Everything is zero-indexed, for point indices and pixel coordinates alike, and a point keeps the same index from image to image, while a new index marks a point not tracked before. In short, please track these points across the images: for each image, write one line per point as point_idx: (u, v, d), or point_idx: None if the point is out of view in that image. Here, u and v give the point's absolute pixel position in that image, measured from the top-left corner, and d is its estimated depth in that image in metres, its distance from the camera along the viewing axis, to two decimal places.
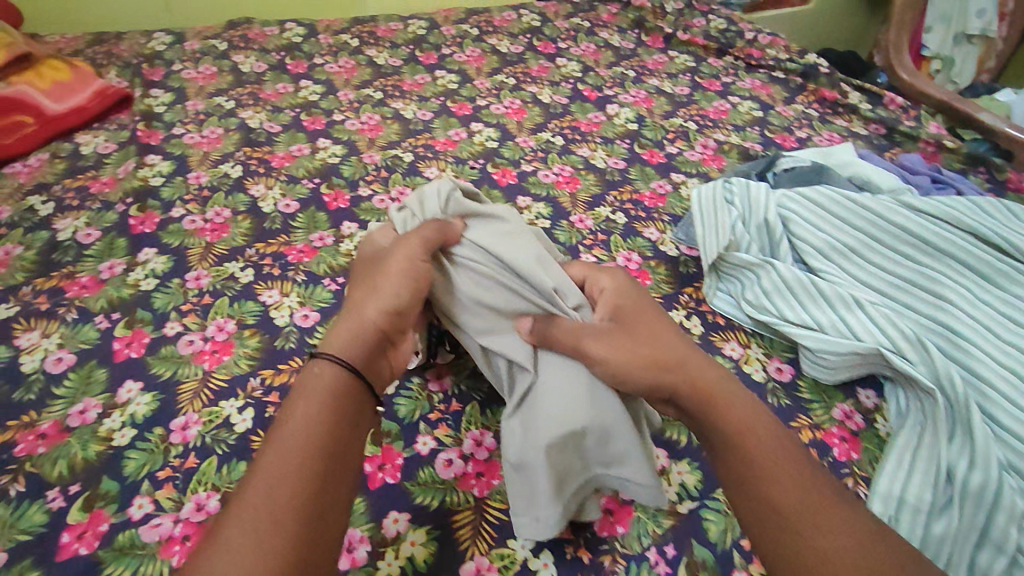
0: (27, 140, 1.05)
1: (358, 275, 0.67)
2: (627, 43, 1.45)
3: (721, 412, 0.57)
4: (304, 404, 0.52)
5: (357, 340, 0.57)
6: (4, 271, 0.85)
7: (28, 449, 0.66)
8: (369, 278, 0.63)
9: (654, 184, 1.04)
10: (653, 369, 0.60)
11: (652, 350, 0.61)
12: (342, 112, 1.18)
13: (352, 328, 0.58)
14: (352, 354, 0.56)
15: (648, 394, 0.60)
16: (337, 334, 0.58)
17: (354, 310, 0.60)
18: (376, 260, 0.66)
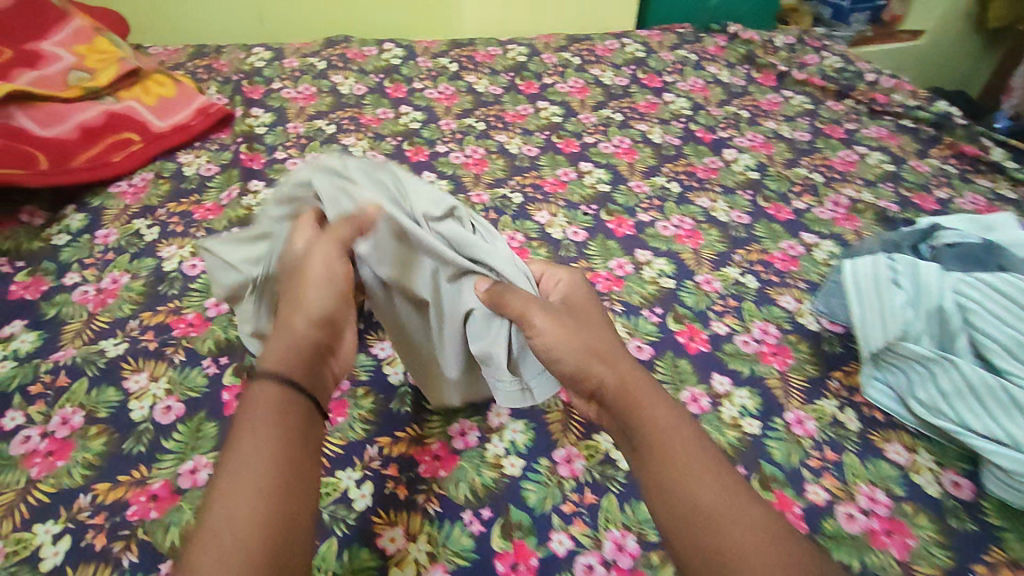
0: (132, 158, 1.03)
1: (281, 269, 0.61)
2: (737, 79, 1.36)
3: (649, 413, 0.54)
4: (249, 429, 0.48)
5: (292, 355, 0.53)
6: (111, 302, 0.83)
7: (141, 512, 0.63)
8: (292, 286, 0.58)
9: (784, 243, 0.97)
10: (592, 358, 0.58)
11: (589, 338, 0.59)
12: (445, 142, 1.12)
13: (282, 342, 0.54)
14: (288, 367, 0.52)
15: (574, 379, 0.58)
16: (274, 351, 0.54)
17: (281, 325, 0.56)
18: (296, 263, 0.60)
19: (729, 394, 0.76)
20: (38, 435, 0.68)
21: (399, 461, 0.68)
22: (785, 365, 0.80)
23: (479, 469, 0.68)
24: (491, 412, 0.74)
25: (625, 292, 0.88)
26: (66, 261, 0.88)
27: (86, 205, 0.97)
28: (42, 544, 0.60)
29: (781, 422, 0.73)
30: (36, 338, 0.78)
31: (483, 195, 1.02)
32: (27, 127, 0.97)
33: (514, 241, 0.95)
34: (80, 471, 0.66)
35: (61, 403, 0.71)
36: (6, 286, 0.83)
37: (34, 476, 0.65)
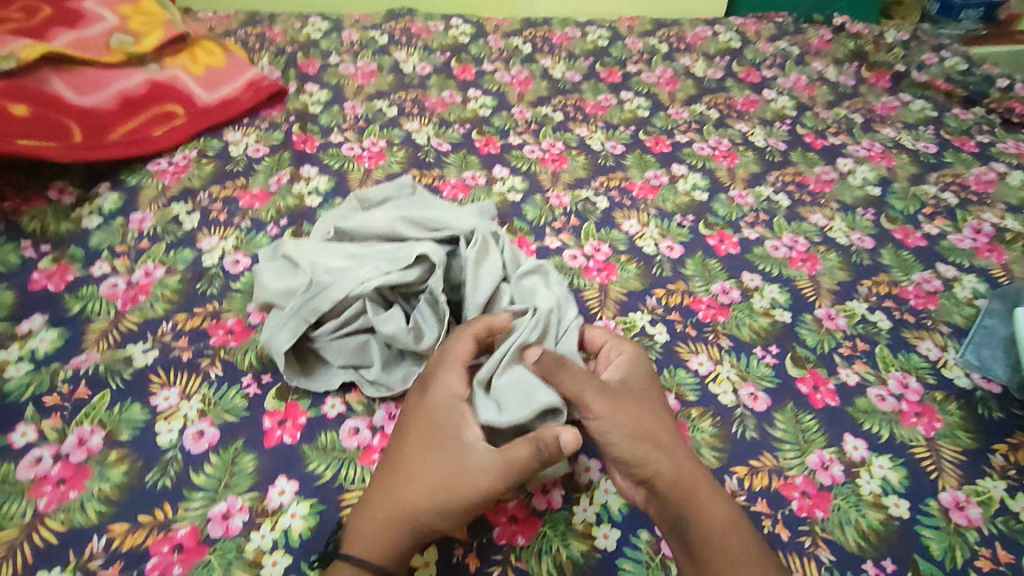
0: (175, 133, 0.92)
1: (415, 439, 0.54)
2: (846, 78, 1.20)
3: (699, 510, 0.51)
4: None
5: (390, 542, 0.50)
6: (142, 299, 0.72)
7: (162, 567, 0.53)
8: (433, 468, 0.52)
9: (917, 276, 0.82)
10: (643, 445, 0.53)
11: (640, 422, 0.54)
12: (519, 133, 1.00)
13: (393, 523, 0.51)
14: (389, 559, 0.50)
15: (623, 467, 0.53)
16: (380, 531, 0.50)
17: (395, 497, 0.51)
18: (445, 441, 0.53)
19: (866, 463, 0.63)
20: (50, 457, 0.58)
21: (469, 521, 0.56)
22: (932, 431, 0.66)
23: (566, 539, 0.56)
24: (578, 466, 0.61)
25: (733, 323, 0.75)
26: (95, 247, 0.78)
27: (121, 183, 0.86)
28: None
29: (936, 505, 0.60)
30: (56, 338, 0.68)
31: (563, 197, 0.89)
32: (62, 93, 0.87)
33: (599, 253, 0.82)
34: (95, 506, 0.56)
35: (79, 419, 0.61)
36: (27, 273, 0.74)
37: (41, 509, 0.55)
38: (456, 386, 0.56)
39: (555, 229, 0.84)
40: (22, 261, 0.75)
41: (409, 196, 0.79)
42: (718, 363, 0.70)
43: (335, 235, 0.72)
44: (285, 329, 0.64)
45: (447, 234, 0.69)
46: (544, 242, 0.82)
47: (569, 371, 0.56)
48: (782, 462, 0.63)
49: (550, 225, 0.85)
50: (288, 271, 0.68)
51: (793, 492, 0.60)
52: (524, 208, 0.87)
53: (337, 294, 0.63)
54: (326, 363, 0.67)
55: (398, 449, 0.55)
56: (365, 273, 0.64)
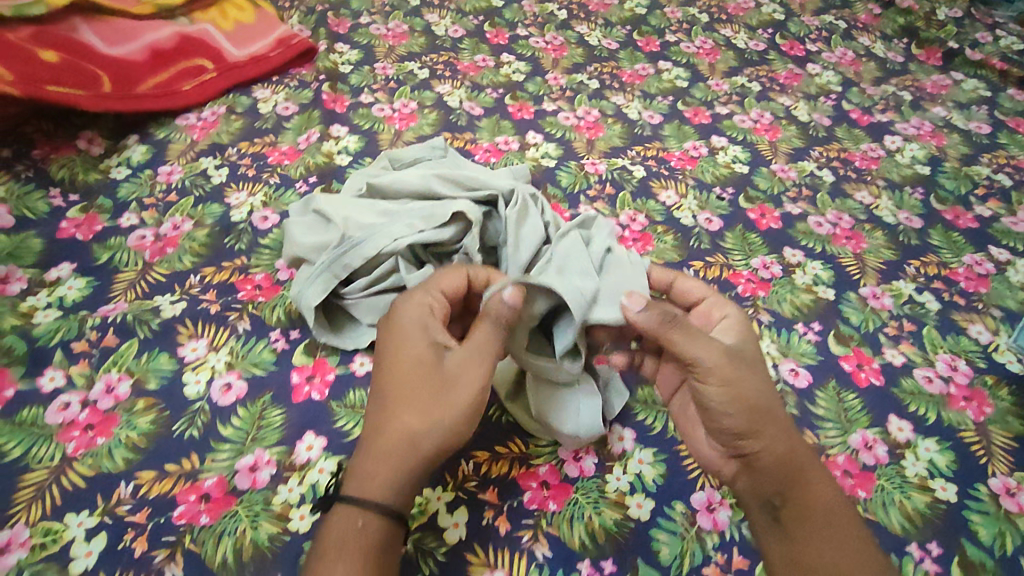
0: (204, 88, 0.91)
1: (397, 366, 0.50)
2: (895, 55, 1.15)
3: (806, 490, 0.51)
4: (344, 566, 0.42)
5: (395, 476, 0.46)
6: (170, 252, 0.71)
7: (189, 515, 0.52)
8: (423, 392, 0.48)
9: (967, 258, 0.79)
10: (757, 417, 0.51)
11: (758, 394, 0.52)
12: (553, 99, 0.97)
13: (394, 458, 0.46)
14: (396, 498, 0.46)
15: (731, 435, 0.52)
16: (379, 468, 0.46)
17: (396, 430, 0.47)
18: (432, 363, 0.49)
19: (912, 445, 0.60)
20: (78, 403, 0.58)
21: (500, 485, 0.55)
22: (981, 416, 0.63)
23: (598, 507, 0.55)
24: (612, 434, 0.59)
25: (773, 299, 0.72)
26: (124, 198, 0.77)
27: (150, 136, 0.85)
28: (73, 541, 0.50)
29: (985, 490, 0.58)
30: (84, 286, 0.67)
31: (599, 164, 0.86)
32: (92, 43, 0.86)
33: (635, 222, 0.79)
34: (122, 453, 0.55)
35: (107, 367, 0.60)
36: (55, 221, 0.73)
37: (69, 454, 0.54)
38: (425, 302, 0.52)
39: (589, 197, 0.82)
40: (51, 209, 0.74)
41: (442, 157, 0.77)
42: (758, 338, 0.68)
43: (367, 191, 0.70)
44: (315, 284, 0.62)
45: (483, 195, 0.67)
46: (579, 209, 0.80)
47: (688, 330, 0.52)
48: (824, 441, 0.60)
49: (584, 192, 0.82)
50: (319, 228, 0.67)
51: (834, 471, 0.58)
52: (558, 174, 0.84)
53: (369, 251, 0.62)
54: (355, 321, 0.65)
55: (379, 380, 0.50)
56: (398, 230, 0.63)
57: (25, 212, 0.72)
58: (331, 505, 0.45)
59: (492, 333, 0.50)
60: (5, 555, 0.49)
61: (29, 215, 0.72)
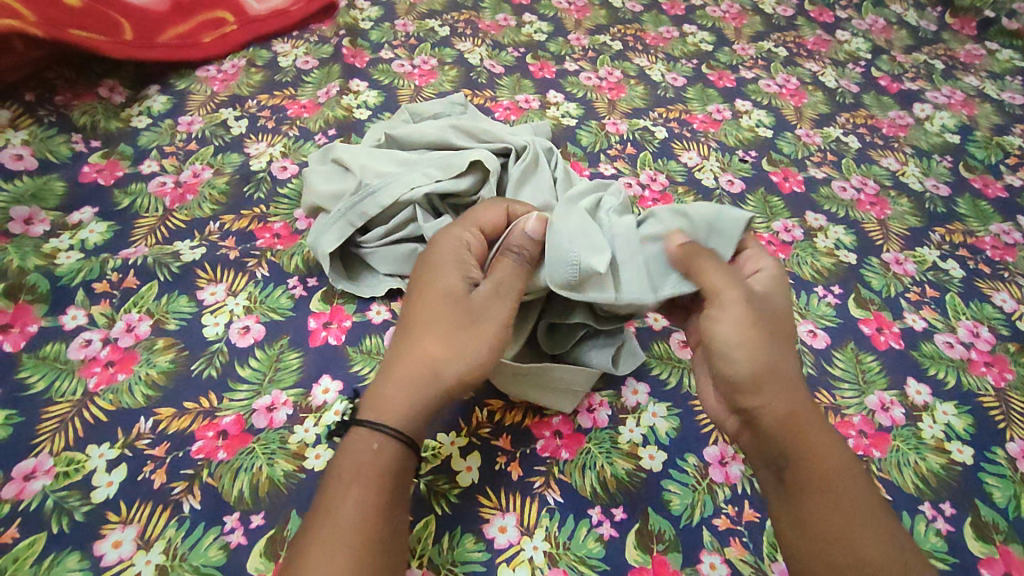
0: (225, 41, 0.90)
1: (426, 296, 0.50)
2: (927, 23, 1.12)
3: (809, 447, 0.46)
4: (358, 493, 0.42)
5: (415, 405, 0.46)
6: (190, 199, 0.72)
7: (207, 450, 0.53)
8: (445, 322, 0.48)
9: (995, 227, 0.77)
10: (764, 380, 0.47)
11: (766, 357, 0.47)
12: (575, 60, 0.95)
13: (415, 385, 0.46)
14: (415, 428, 0.46)
15: (731, 388, 0.48)
16: (401, 396, 0.46)
17: (419, 357, 0.47)
18: (457, 294, 0.49)
19: (929, 408, 0.60)
20: (99, 341, 0.59)
21: (513, 432, 0.55)
22: (1001, 381, 0.63)
23: (610, 457, 0.55)
24: (626, 388, 0.59)
25: (794, 261, 0.71)
26: (144, 146, 0.77)
27: (170, 87, 0.85)
28: (95, 471, 0.51)
29: (1003, 454, 0.57)
30: (106, 230, 0.68)
31: (620, 124, 0.85)
32: None
33: (656, 183, 0.78)
34: (142, 390, 0.56)
35: (128, 307, 0.61)
36: (78, 166, 0.73)
37: (91, 388, 0.55)
38: (460, 238, 0.52)
39: (609, 156, 0.81)
40: (73, 154, 0.74)
41: (461, 113, 0.76)
42: None
43: (385, 141, 0.69)
44: (330, 232, 0.62)
45: (500, 146, 0.66)
46: (598, 168, 0.79)
47: (707, 268, 0.50)
48: (840, 401, 0.60)
49: (604, 152, 0.81)
50: (336, 176, 0.67)
51: (849, 431, 0.58)
52: (578, 133, 0.83)
53: (385, 200, 0.61)
54: (370, 270, 0.65)
55: (406, 310, 0.50)
56: (413, 179, 0.62)
57: (48, 155, 0.73)
58: (349, 428, 0.45)
59: (516, 269, 0.50)
60: (30, 481, 0.50)
61: (53, 159, 0.73)
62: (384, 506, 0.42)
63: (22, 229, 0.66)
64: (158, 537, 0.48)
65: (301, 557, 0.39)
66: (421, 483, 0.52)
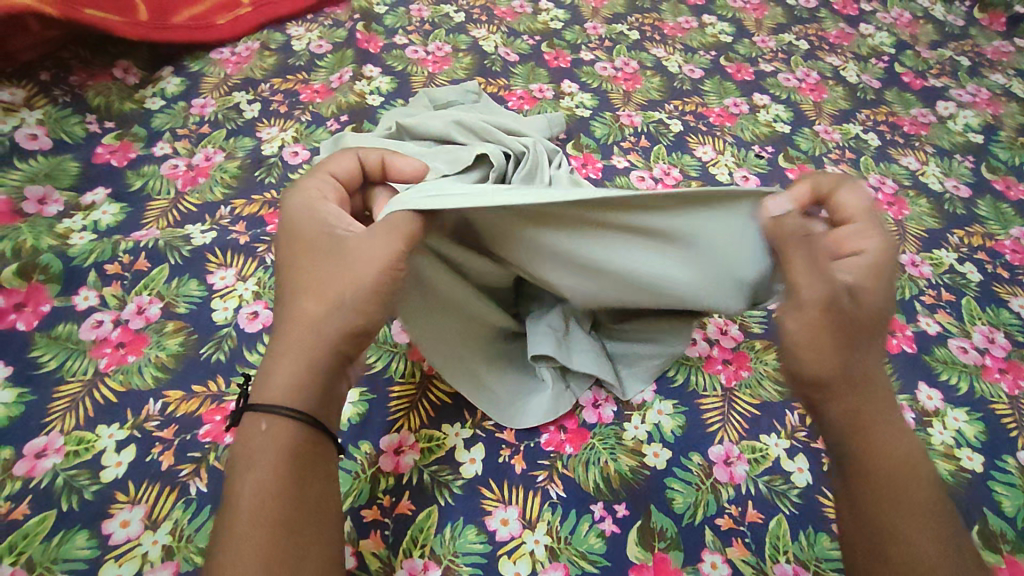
0: (239, 23, 0.90)
1: (306, 259, 0.47)
2: (954, 18, 1.09)
3: (876, 436, 0.41)
4: (256, 473, 0.40)
5: (308, 375, 0.43)
6: (202, 182, 0.72)
7: (213, 434, 0.53)
8: (328, 275, 0.45)
9: (1016, 230, 0.76)
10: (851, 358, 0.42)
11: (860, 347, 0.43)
12: (591, 49, 0.94)
13: (302, 349, 0.44)
14: (308, 389, 0.43)
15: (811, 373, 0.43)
16: (282, 365, 0.43)
17: (302, 320, 0.44)
18: (343, 246, 0.46)
19: (940, 414, 0.59)
20: (111, 322, 0.59)
21: (519, 426, 0.55)
22: (1015, 389, 0.62)
23: (614, 453, 0.55)
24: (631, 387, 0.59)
25: None
26: (158, 128, 0.77)
27: (185, 68, 0.85)
28: (104, 450, 0.51)
29: (1013, 462, 0.57)
30: (118, 212, 0.68)
31: (634, 116, 0.84)
32: None
33: (669, 177, 0.77)
34: (151, 371, 0.56)
35: (139, 289, 0.62)
36: (92, 146, 0.73)
37: (101, 369, 0.56)
38: (316, 188, 0.50)
39: (623, 149, 0.80)
40: (87, 135, 0.74)
41: (474, 103, 0.76)
42: None
43: (397, 131, 0.67)
44: None
45: (504, 147, 0.64)
46: (611, 160, 0.78)
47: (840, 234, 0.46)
48: None
49: (618, 144, 0.80)
50: None
51: None
52: (592, 124, 0.82)
53: None
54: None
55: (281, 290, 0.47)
56: None
57: (62, 136, 0.73)
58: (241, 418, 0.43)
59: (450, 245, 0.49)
60: (40, 459, 0.50)
61: (67, 139, 0.73)
62: (289, 482, 0.40)
63: (36, 209, 0.66)
64: (164, 518, 0.49)
65: (212, 555, 0.38)
66: (425, 474, 0.52)
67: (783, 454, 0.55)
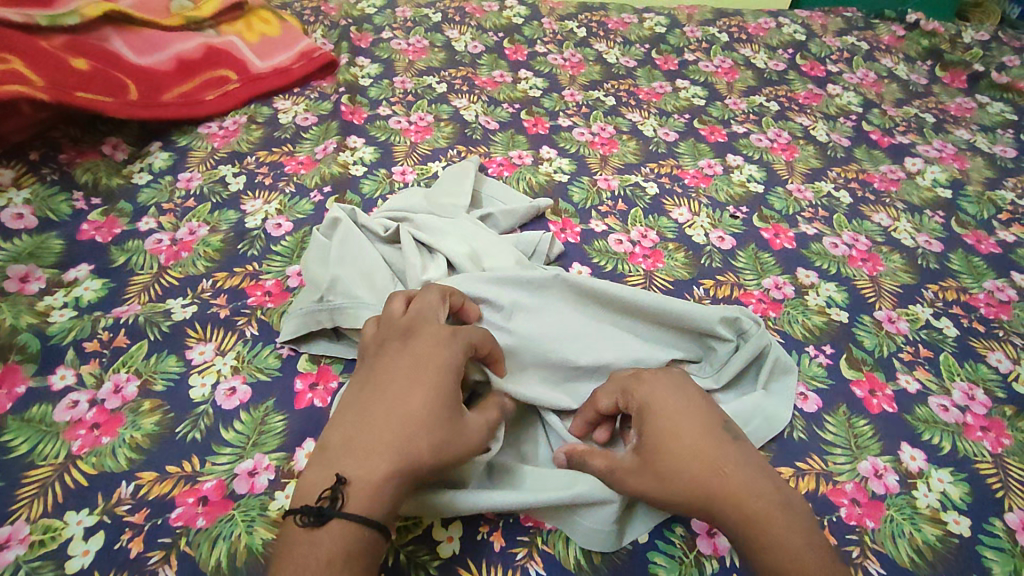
0: (227, 98, 0.93)
1: (418, 398, 0.48)
2: (918, 77, 1.14)
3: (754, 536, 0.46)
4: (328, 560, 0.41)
5: (389, 483, 0.45)
6: (184, 256, 0.73)
7: (186, 517, 0.52)
8: (442, 416, 0.48)
9: (989, 284, 0.77)
10: (683, 476, 0.48)
11: (677, 443, 0.49)
12: (569, 115, 0.97)
13: (395, 468, 0.45)
14: (383, 498, 0.44)
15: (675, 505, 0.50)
16: (381, 481, 0.45)
17: (410, 447, 0.46)
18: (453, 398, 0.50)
19: (924, 475, 0.58)
20: (87, 402, 0.59)
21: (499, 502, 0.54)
22: (999, 447, 0.61)
23: None
24: None
25: (784, 320, 0.70)
26: (143, 203, 0.79)
27: (172, 144, 0.87)
28: (71, 538, 0.50)
29: (1001, 525, 0.55)
30: (100, 288, 0.69)
31: (611, 180, 0.86)
32: (122, 53, 0.90)
33: (646, 239, 0.78)
34: (125, 452, 0.56)
35: (116, 366, 0.62)
36: (77, 223, 0.75)
37: (74, 451, 0.55)
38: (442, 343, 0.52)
39: (601, 213, 0.81)
40: (73, 212, 0.76)
41: (462, 184, 0.78)
42: None
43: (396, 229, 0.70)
44: (296, 321, 0.63)
45: None
46: (589, 225, 0.80)
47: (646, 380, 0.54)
48: (832, 467, 0.58)
49: (595, 208, 0.82)
50: (326, 251, 0.69)
51: (842, 499, 0.56)
52: (570, 189, 0.84)
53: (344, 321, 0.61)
54: (320, 334, 0.65)
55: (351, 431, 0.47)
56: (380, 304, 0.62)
57: (48, 214, 0.74)
58: (326, 520, 0.42)
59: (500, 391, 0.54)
60: (4, 550, 0.49)
61: (53, 217, 0.74)
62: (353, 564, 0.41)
63: (18, 287, 0.67)
64: None
65: None
66: (401, 554, 0.51)
67: None
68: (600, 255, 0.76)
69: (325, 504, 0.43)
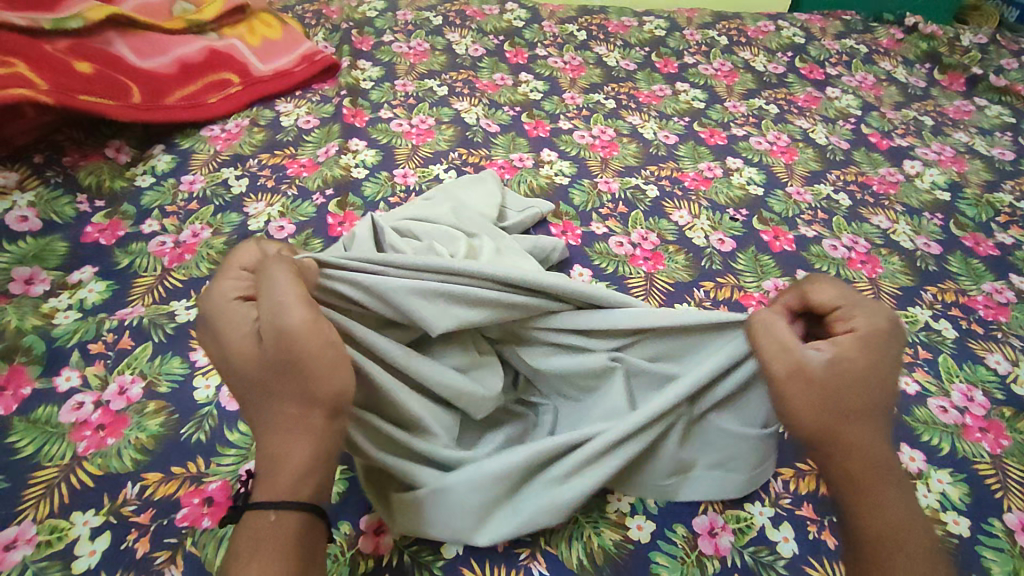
0: (230, 101, 0.94)
1: (245, 370, 0.43)
2: (916, 79, 1.15)
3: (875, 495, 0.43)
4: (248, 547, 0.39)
5: (279, 450, 0.41)
6: (188, 259, 0.73)
7: (191, 518, 0.52)
8: (269, 357, 0.42)
9: (987, 286, 0.78)
10: (836, 415, 0.44)
11: (860, 393, 0.44)
12: (570, 118, 0.98)
13: (280, 432, 0.42)
14: (289, 459, 0.41)
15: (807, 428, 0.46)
16: (274, 452, 0.41)
17: (276, 409, 0.42)
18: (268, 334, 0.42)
19: (924, 476, 0.58)
20: (92, 404, 0.59)
21: None
22: (997, 448, 0.62)
23: (598, 526, 0.54)
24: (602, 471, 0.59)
25: None
26: (147, 205, 0.79)
27: (175, 146, 0.88)
28: (78, 539, 0.50)
29: (1000, 525, 0.56)
30: (104, 290, 0.69)
31: (612, 182, 0.87)
32: (125, 56, 0.90)
33: (647, 242, 0.79)
34: (131, 454, 0.56)
35: (121, 368, 0.62)
36: (81, 226, 0.75)
37: (80, 453, 0.56)
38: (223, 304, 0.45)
39: (602, 215, 0.82)
40: (77, 214, 0.76)
41: (464, 186, 0.79)
42: None
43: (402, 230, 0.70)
44: None
45: None
46: (590, 227, 0.80)
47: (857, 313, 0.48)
48: None
49: (596, 211, 0.83)
50: None
51: None
52: (571, 192, 0.85)
53: None
54: None
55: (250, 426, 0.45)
56: None
57: (52, 216, 0.75)
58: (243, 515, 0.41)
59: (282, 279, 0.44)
60: (11, 551, 0.49)
61: (57, 219, 0.75)
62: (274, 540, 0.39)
63: (22, 290, 0.67)
64: None
65: None
66: (405, 555, 0.51)
67: (768, 523, 0.55)
68: (601, 257, 0.76)
69: (243, 500, 0.42)
